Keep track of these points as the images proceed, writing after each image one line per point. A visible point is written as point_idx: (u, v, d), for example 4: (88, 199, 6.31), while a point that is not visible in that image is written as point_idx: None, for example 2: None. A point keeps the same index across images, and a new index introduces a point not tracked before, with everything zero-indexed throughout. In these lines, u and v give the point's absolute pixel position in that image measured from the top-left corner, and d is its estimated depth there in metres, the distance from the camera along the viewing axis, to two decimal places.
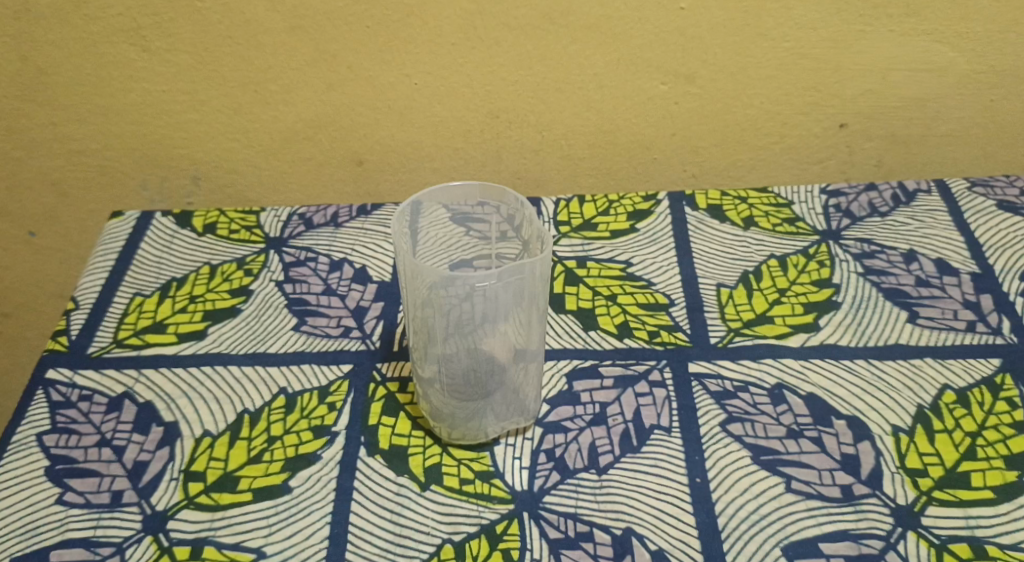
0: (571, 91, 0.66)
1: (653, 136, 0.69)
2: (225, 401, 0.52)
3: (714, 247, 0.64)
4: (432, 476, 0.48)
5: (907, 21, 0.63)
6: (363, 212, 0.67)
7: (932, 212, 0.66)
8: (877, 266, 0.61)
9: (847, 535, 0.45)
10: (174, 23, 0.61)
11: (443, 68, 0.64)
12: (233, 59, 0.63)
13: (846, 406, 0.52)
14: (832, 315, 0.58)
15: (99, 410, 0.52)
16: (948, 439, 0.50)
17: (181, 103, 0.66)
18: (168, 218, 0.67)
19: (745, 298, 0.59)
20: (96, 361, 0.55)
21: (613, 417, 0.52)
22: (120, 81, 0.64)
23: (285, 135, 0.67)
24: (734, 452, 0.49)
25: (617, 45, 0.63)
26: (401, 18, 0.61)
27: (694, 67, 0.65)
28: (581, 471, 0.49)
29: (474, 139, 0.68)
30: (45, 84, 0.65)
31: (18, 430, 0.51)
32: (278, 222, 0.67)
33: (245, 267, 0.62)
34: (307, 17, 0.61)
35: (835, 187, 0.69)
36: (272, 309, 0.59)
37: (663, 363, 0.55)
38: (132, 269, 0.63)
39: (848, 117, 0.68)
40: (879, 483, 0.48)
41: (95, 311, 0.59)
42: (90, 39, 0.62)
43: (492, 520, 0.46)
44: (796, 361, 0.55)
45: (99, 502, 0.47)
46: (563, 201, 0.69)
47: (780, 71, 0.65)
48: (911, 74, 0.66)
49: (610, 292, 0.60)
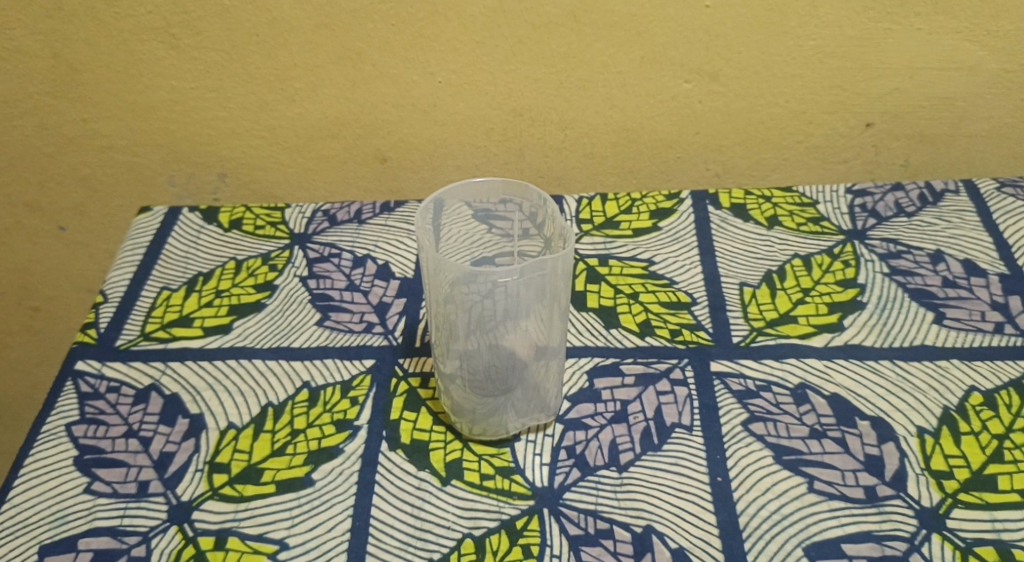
0: (594, 90, 0.66)
1: (676, 135, 0.68)
2: (249, 395, 0.53)
3: (737, 246, 0.64)
4: (454, 471, 0.49)
5: (935, 19, 0.62)
6: (387, 209, 0.68)
7: (960, 212, 0.65)
8: (903, 267, 0.61)
9: (870, 537, 0.45)
10: (203, 21, 0.62)
11: (467, 66, 0.64)
12: (260, 57, 0.64)
13: (870, 407, 0.51)
14: (857, 315, 0.57)
15: (126, 402, 0.53)
16: (974, 442, 0.49)
17: (208, 100, 0.66)
18: (194, 214, 0.68)
19: (769, 298, 0.59)
20: (124, 353, 0.56)
21: (634, 414, 0.51)
22: (150, 78, 0.65)
23: (311, 132, 0.68)
24: (756, 451, 0.49)
25: (642, 43, 0.63)
26: (425, 16, 0.62)
27: (718, 65, 0.64)
28: (602, 468, 0.49)
29: (497, 137, 0.68)
30: (76, 81, 0.66)
31: (48, 420, 0.52)
32: (302, 219, 0.67)
33: (270, 262, 0.63)
34: (332, 15, 0.62)
35: (861, 187, 0.68)
36: (296, 304, 0.59)
37: (685, 362, 0.55)
38: (159, 264, 0.63)
39: (873, 116, 0.67)
40: (904, 484, 0.47)
41: (123, 305, 0.60)
42: (121, 37, 0.63)
43: (513, 516, 0.46)
44: (820, 361, 0.54)
45: (126, 492, 0.48)
46: (586, 200, 0.69)
47: (805, 69, 0.65)
48: (939, 73, 0.65)
49: (632, 290, 0.60)
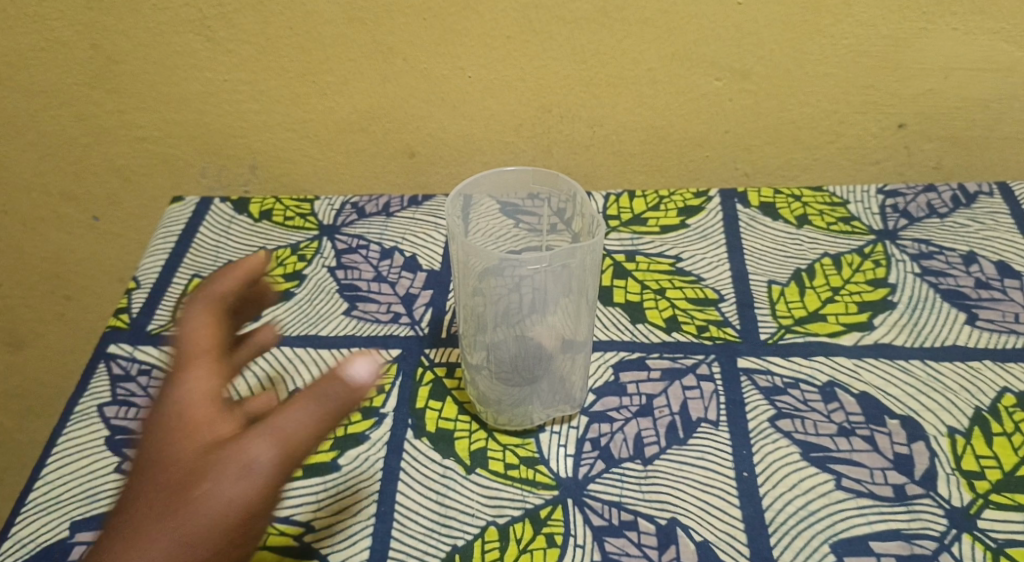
0: (624, 87, 0.66)
1: (705, 133, 0.68)
2: (277, 381, 0.53)
3: (767, 244, 0.63)
4: (478, 459, 0.49)
5: (971, 19, 0.62)
6: (415, 203, 0.68)
7: (994, 214, 0.64)
8: (935, 267, 0.60)
9: (899, 535, 0.45)
10: (238, 14, 0.63)
11: (497, 62, 0.64)
12: (293, 50, 0.65)
13: (900, 405, 0.51)
14: (888, 314, 0.57)
15: (158, 384, 0.53)
16: (1006, 443, 0.49)
17: (241, 92, 0.67)
18: (226, 204, 0.69)
19: (798, 296, 0.59)
20: (155, 338, 0.57)
21: (660, 408, 0.51)
22: (185, 71, 0.66)
23: (341, 126, 0.69)
24: (783, 447, 0.49)
25: (673, 41, 0.63)
26: (457, 11, 0.62)
27: (749, 63, 0.64)
28: (627, 461, 0.49)
29: (526, 133, 0.68)
30: (113, 72, 0.67)
31: (81, 401, 0.52)
32: (331, 211, 0.68)
33: (299, 253, 0.63)
34: (365, 9, 0.62)
35: (893, 187, 0.68)
36: (324, 294, 0.60)
37: (712, 358, 0.54)
38: (191, 252, 0.64)
39: (906, 117, 0.67)
40: (934, 483, 0.47)
41: (155, 291, 0.61)
42: (158, 29, 0.64)
43: (537, 505, 0.47)
44: (849, 359, 0.54)
45: None
46: (613, 196, 0.69)
47: (838, 68, 0.64)
48: (974, 74, 0.64)
49: (659, 286, 0.60)
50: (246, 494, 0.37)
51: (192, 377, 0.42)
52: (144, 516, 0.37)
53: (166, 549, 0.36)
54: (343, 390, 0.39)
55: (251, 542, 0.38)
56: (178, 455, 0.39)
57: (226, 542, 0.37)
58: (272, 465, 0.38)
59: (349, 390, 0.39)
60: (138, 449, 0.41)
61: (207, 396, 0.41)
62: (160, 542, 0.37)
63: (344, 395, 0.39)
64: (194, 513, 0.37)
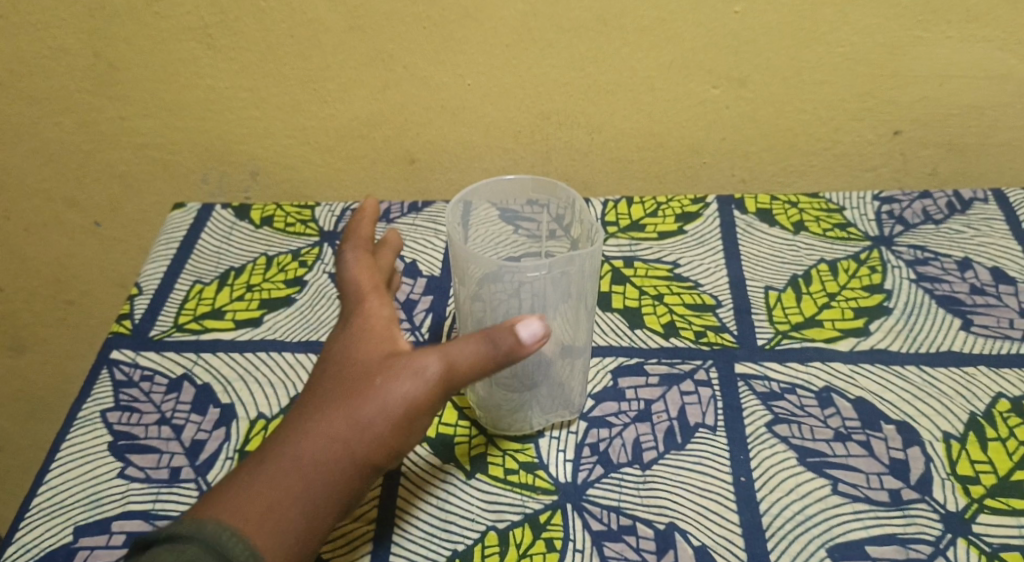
0: (623, 94, 0.66)
1: (703, 140, 0.69)
2: (279, 386, 0.54)
3: (764, 250, 0.64)
4: (477, 465, 0.49)
5: (966, 28, 0.62)
6: (415, 209, 0.69)
7: (989, 221, 0.65)
8: (930, 273, 0.61)
9: (894, 540, 0.45)
10: (240, 22, 0.64)
11: (496, 69, 0.65)
12: (294, 57, 0.65)
13: (895, 411, 0.51)
14: (884, 320, 0.57)
15: (160, 390, 0.54)
16: (1001, 448, 0.49)
17: (243, 99, 0.68)
18: (227, 211, 0.70)
19: (794, 302, 0.59)
20: (157, 344, 0.57)
21: (658, 414, 0.52)
22: (187, 78, 0.67)
23: (341, 133, 0.69)
24: (780, 452, 0.49)
25: (670, 49, 0.64)
26: (456, 19, 0.63)
27: (746, 70, 0.65)
28: (625, 466, 0.49)
29: (525, 139, 0.69)
30: (115, 80, 0.68)
31: (84, 406, 0.53)
32: (332, 217, 0.68)
33: (300, 259, 0.64)
34: (366, 17, 0.63)
35: (888, 194, 0.68)
36: (325, 300, 0.60)
37: (709, 363, 0.55)
38: (192, 259, 0.65)
39: (902, 124, 0.67)
40: (929, 488, 0.47)
41: (157, 297, 0.61)
42: (160, 37, 0.65)
43: (536, 510, 0.47)
44: (845, 365, 0.54)
45: (159, 478, 0.49)
46: (611, 202, 0.70)
47: (834, 76, 0.65)
48: (969, 82, 0.65)
49: (657, 292, 0.61)
50: (416, 395, 0.41)
51: (376, 302, 0.45)
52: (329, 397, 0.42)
53: (349, 426, 0.41)
54: (511, 342, 0.41)
55: (411, 436, 0.42)
56: (362, 353, 0.43)
57: (389, 430, 0.41)
58: (443, 373, 0.41)
59: (515, 346, 0.41)
60: (324, 350, 0.46)
61: (386, 321, 0.45)
62: (344, 419, 0.41)
63: (512, 346, 0.41)
64: (372, 400, 0.41)
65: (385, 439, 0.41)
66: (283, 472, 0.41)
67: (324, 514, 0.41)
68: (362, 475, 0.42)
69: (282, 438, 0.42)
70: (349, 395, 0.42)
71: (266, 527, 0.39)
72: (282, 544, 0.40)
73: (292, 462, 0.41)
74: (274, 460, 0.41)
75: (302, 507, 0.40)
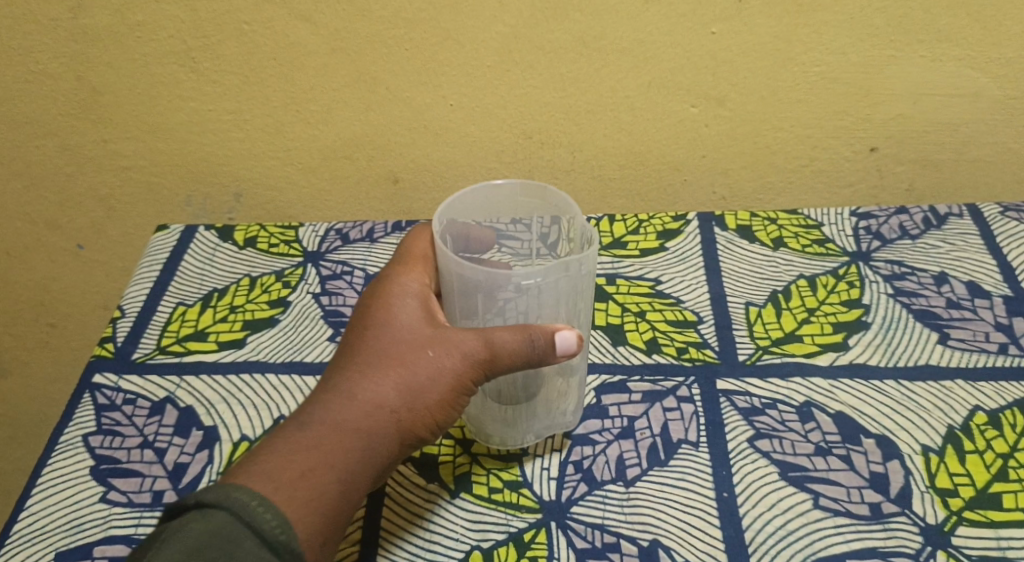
0: (603, 114, 0.67)
1: (683, 158, 0.70)
2: (262, 408, 0.54)
3: (744, 267, 0.64)
4: (461, 484, 0.50)
5: (939, 47, 0.63)
6: (399, 228, 0.69)
7: (965, 235, 0.66)
8: (907, 288, 0.62)
9: (875, 553, 0.46)
10: (222, 45, 0.64)
11: (478, 90, 0.66)
12: (277, 80, 0.65)
13: (875, 425, 0.52)
14: (862, 335, 0.58)
15: (142, 413, 0.54)
16: (978, 460, 0.50)
17: (226, 121, 0.68)
18: (211, 232, 0.70)
19: (774, 317, 0.60)
20: (140, 367, 0.57)
21: (641, 430, 0.52)
22: (169, 100, 0.67)
23: (324, 154, 0.70)
24: (762, 467, 0.50)
25: (649, 69, 0.64)
26: (438, 41, 0.63)
27: (724, 90, 0.66)
28: (609, 483, 0.49)
29: (508, 159, 0.70)
30: (98, 103, 0.68)
31: (66, 431, 0.53)
32: (315, 237, 0.69)
33: (283, 279, 0.64)
34: (349, 39, 0.63)
35: (866, 209, 0.69)
36: (309, 320, 0.60)
37: (692, 380, 0.55)
38: (175, 281, 0.65)
39: (878, 141, 0.69)
40: (909, 501, 0.48)
41: (140, 320, 0.61)
42: (143, 60, 0.65)
43: (521, 528, 0.47)
44: (825, 380, 0.55)
45: (141, 502, 0.49)
46: (594, 220, 0.71)
47: (811, 95, 0.66)
48: (943, 100, 0.66)
49: (639, 309, 0.61)
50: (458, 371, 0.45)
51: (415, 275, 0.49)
52: (375, 365, 0.46)
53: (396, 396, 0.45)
54: (545, 344, 0.45)
55: (451, 410, 0.47)
56: (405, 326, 0.47)
57: (435, 400, 0.46)
58: (485, 356, 0.45)
59: (546, 349, 0.45)
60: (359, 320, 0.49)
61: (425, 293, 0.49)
62: (393, 386, 0.45)
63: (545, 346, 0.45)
64: (420, 370, 0.45)
65: (429, 410, 0.46)
66: (328, 433, 0.44)
67: (364, 474, 0.44)
68: (404, 441, 0.46)
69: (327, 402, 0.45)
70: (397, 365, 0.46)
71: (309, 487, 0.42)
72: (324, 500, 0.43)
73: (336, 428, 0.44)
74: (320, 422, 0.44)
75: (343, 468, 0.43)
